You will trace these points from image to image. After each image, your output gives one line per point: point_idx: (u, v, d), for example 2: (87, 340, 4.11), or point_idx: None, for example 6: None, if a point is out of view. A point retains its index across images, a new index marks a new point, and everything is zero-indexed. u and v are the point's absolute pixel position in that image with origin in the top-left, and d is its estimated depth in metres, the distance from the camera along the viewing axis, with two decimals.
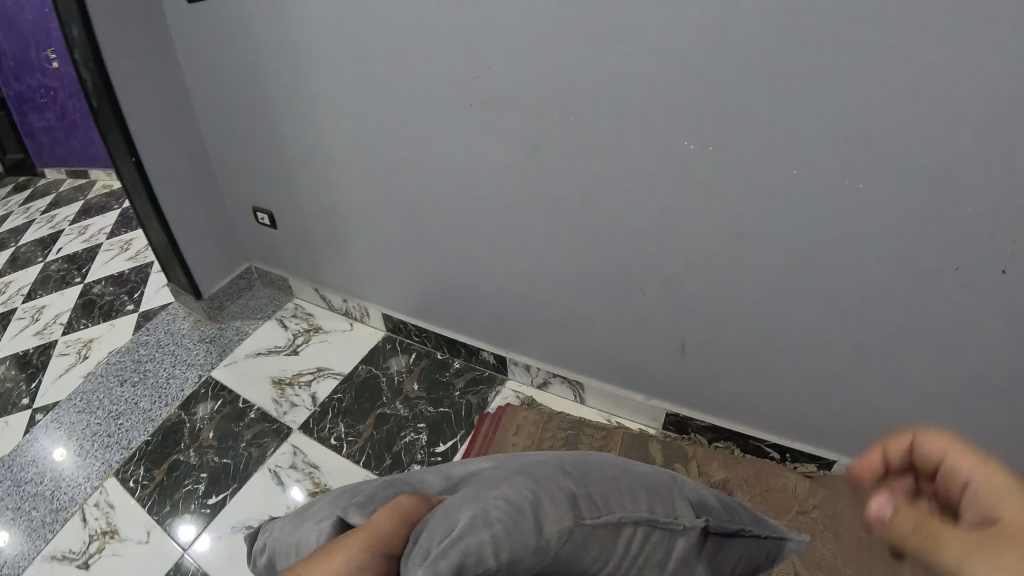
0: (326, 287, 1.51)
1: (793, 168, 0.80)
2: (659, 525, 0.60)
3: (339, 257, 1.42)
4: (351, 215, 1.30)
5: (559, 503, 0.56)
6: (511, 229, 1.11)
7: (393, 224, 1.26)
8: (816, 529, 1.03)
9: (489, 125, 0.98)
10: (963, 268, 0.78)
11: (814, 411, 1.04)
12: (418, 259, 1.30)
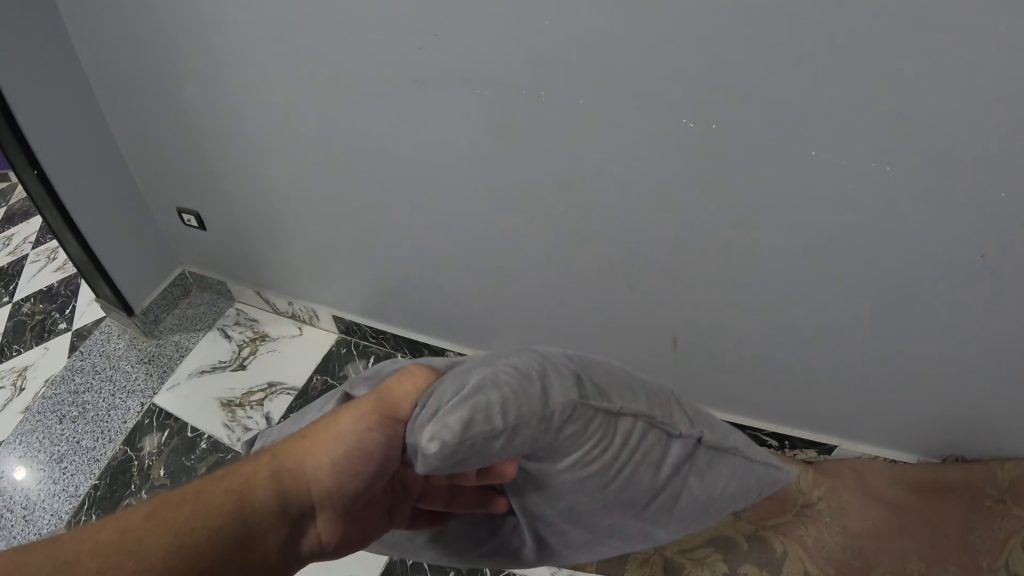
0: (267, 290, 1.38)
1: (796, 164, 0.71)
2: (657, 425, 0.63)
3: (282, 260, 1.29)
4: (295, 219, 1.18)
5: (565, 379, 0.59)
6: (475, 232, 1.01)
7: (340, 229, 1.15)
8: (822, 523, 0.96)
9: (445, 113, 0.85)
10: (987, 252, 0.71)
11: (815, 397, 0.98)
12: (370, 262, 1.18)
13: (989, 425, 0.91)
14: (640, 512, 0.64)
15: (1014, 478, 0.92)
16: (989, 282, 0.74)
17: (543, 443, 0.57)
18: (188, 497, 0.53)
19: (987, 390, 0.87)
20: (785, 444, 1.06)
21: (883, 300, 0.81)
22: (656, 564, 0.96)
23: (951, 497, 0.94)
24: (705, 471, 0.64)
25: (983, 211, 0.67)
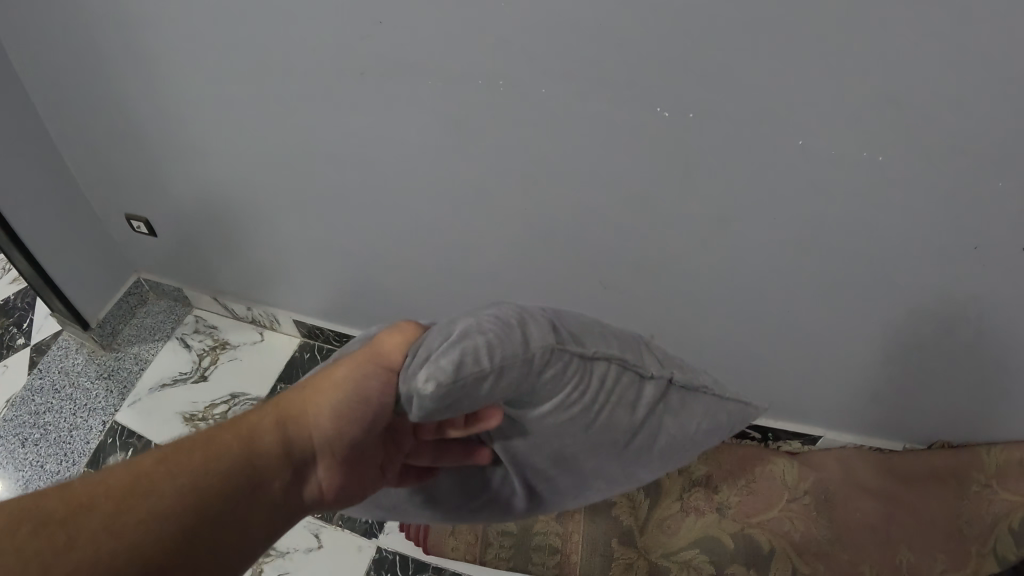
0: (226, 296, 1.32)
1: (795, 188, 0.65)
2: (631, 367, 0.58)
3: (242, 267, 1.19)
4: (244, 229, 1.09)
5: (542, 326, 0.55)
6: (429, 249, 0.95)
7: (291, 241, 1.07)
8: (811, 518, 0.93)
9: (391, 108, 0.74)
10: (983, 245, 0.64)
11: (808, 393, 0.93)
12: (328, 268, 1.10)
13: (981, 427, 0.89)
14: (620, 456, 0.60)
15: (1001, 464, 0.90)
16: (987, 303, 0.71)
17: (523, 386, 0.54)
18: (182, 451, 0.46)
19: (987, 397, 0.84)
20: (768, 436, 1.02)
21: (874, 317, 0.77)
22: (642, 569, 0.93)
23: (938, 485, 0.92)
24: (680, 415, 0.60)
25: (984, 210, 0.61)
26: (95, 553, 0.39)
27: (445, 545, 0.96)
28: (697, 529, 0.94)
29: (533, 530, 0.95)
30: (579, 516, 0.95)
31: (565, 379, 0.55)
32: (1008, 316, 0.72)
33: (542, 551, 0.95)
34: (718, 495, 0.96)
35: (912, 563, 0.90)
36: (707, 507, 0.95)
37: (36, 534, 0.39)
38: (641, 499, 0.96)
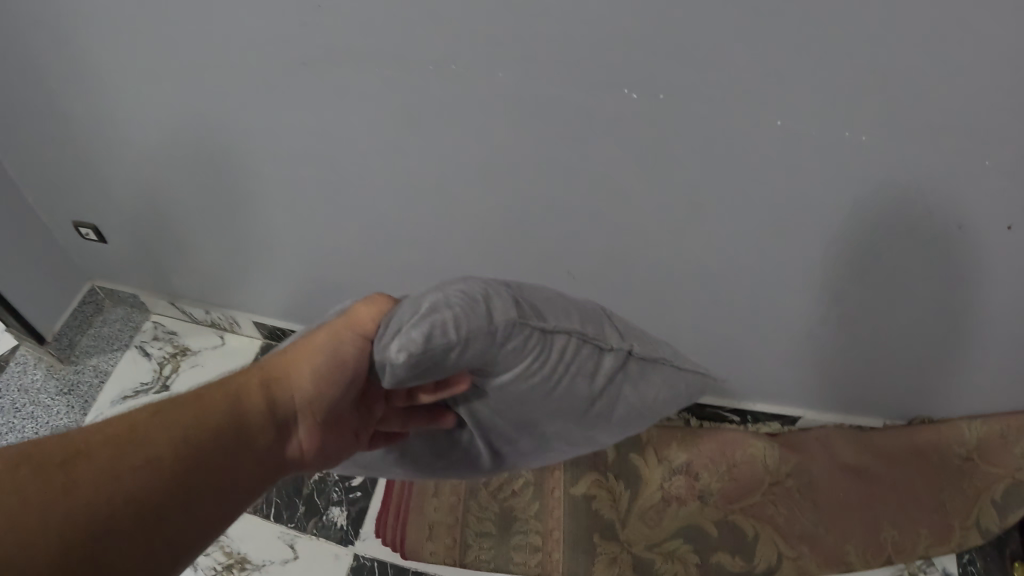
0: (181, 299, 1.23)
1: (782, 173, 0.61)
2: (590, 341, 0.57)
3: (194, 273, 1.12)
4: (194, 233, 1.02)
5: (507, 299, 0.55)
6: (382, 250, 0.91)
7: (243, 246, 1.01)
8: (793, 502, 0.92)
9: (339, 98, 0.69)
10: (963, 218, 0.62)
11: (796, 377, 0.88)
12: (282, 271, 1.04)
13: (961, 404, 0.88)
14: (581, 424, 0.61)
15: (981, 439, 0.88)
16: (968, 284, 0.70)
17: (486, 358, 0.54)
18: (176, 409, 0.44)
19: (973, 375, 0.83)
20: (748, 418, 0.98)
21: (857, 301, 0.75)
22: (626, 563, 0.91)
23: (920, 460, 0.91)
24: (639, 386, 0.59)
25: (967, 181, 0.58)
26: (96, 503, 0.38)
27: (422, 551, 0.93)
28: (680, 519, 0.93)
29: (513, 530, 0.95)
30: (558, 512, 0.96)
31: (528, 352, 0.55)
32: (989, 295, 0.71)
33: (523, 551, 0.93)
34: (699, 483, 0.95)
35: (896, 541, 0.89)
36: (689, 496, 0.94)
37: (33, 477, 0.37)
38: (622, 492, 0.96)
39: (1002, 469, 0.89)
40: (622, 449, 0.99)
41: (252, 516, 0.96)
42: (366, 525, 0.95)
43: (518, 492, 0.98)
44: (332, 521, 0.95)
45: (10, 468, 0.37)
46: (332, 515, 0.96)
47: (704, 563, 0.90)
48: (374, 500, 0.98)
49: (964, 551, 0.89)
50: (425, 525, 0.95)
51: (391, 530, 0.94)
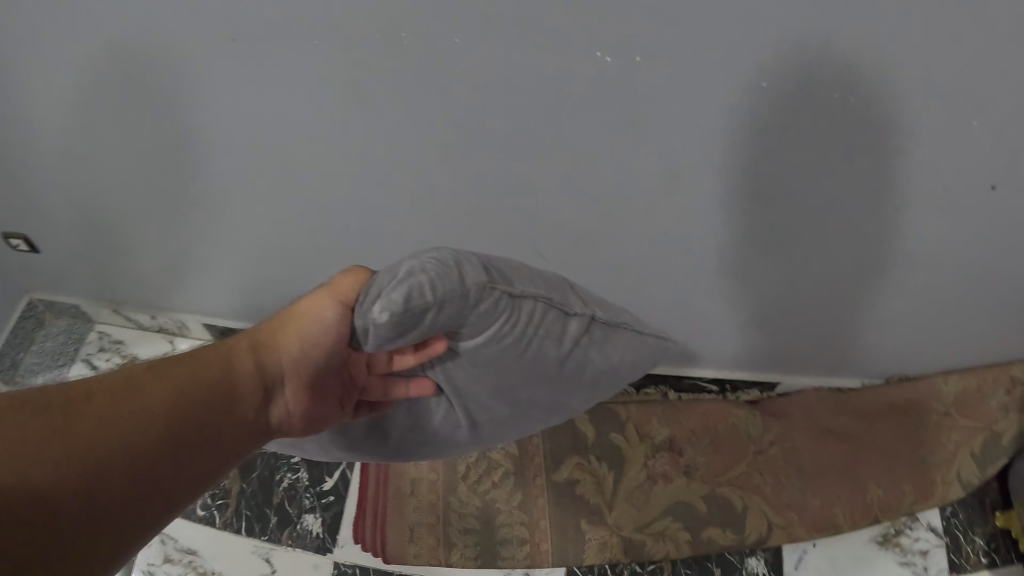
0: (124, 304, 1.12)
1: (784, 150, 0.60)
2: (553, 304, 0.62)
3: (137, 280, 1.03)
4: (134, 238, 0.93)
5: (477, 264, 0.57)
6: (346, 245, 0.86)
7: (191, 250, 0.94)
8: (779, 469, 0.91)
9: (298, 80, 0.62)
10: (978, 164, 0.59)
11: (776, 339, 0.88)
12: (233, 272, 0.97)
13: (936, 359, 0.90)
14: (546, 382, 0.65)
15: (956, 392, 0.90)
16: (956, 249, 0.70)
17: (460, 320, 0.56)
18: (163, 368, 0.48)
19: (952, 330, 0.84)
20: (728, 387, 0.98)
21: (843, 270, 0.74)
22: (616, 546, 0.90)
23: (898, 418, 0.91)
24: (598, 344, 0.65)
25: (971, 148, 0.57)
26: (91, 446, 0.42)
27: (405, 554, 0.89)
28: (668, 496, 0.92)
29: (498, 524, 0.92)
30: (542, 500, 0.93)
31: (496, 314, 0.58)
32: (974, 259, 0.72)
33: (510, 544, 0.91)
34: (684, 458, 0.94)
35: (881, 499, 0.89)
36: (674, 471, 0.93)
37: (33, 419, 0.41)
38: (605, 474, 0.94)
39: (979, 420, 0.90)
40: (603, 429, 0.96)
41: (222, 533, 0.91)
42: (343, 530, 0.91)
43: (498, 483, 0.94)
44: (308, 530, 0.91)
45: (15, 410, 0.42)
46: (306, 523, 0.91)
47: (695, 539, 0.90)
48: (349, 503, 0.93)
49: (946, 505, 0.90)
50: (405, 526, 0.91)
51: (368, 535, 0.90)
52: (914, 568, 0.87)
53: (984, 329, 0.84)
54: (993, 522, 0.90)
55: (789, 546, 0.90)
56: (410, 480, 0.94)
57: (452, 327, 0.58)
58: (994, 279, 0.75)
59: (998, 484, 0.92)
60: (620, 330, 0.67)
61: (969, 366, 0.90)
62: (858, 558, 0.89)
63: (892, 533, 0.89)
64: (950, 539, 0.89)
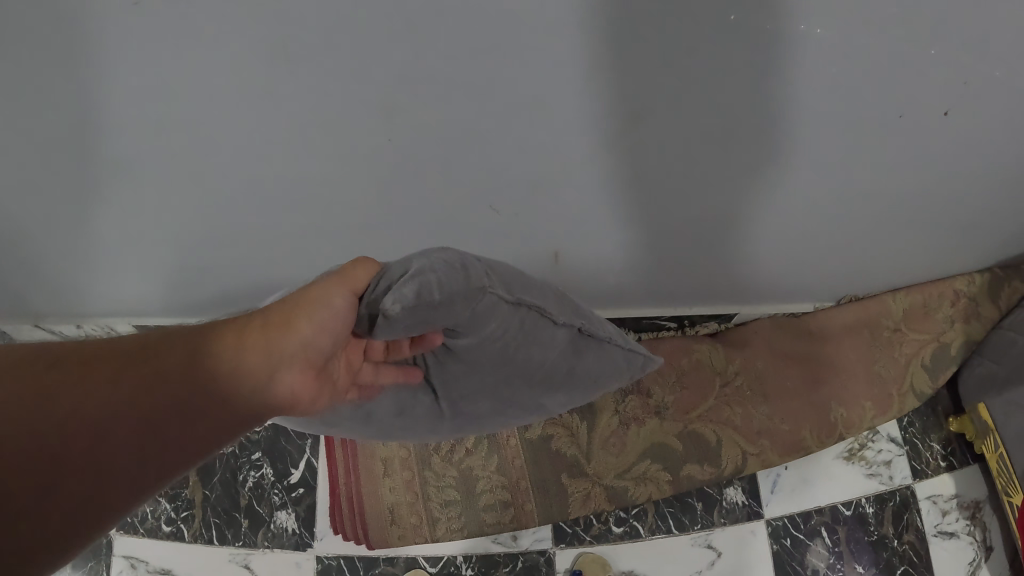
0: (45, 317, 1.05)
1: (767, 79, 0.65)
2: (547, 318, 0.62)
3: (59, 289, 0.96)
4: (56, 237, 0.84)
5: (485, 270, 0.55)
6: (301, 208, 0.82)
7: (119, 242, 0.85)
8: (746, 399, 0.95)
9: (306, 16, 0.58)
10: (972, 79, 0.66)
11: (745, 271, 0.91)
12: (169, 258, 0.89)
13: (891, 276, 0.93)
14: (529, 385, 0.66)
15: (905, 308, 0.95)
16: (929, 153, 0.75)
17: (462, 320, 0.54)
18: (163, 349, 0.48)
19: (915, 242, 0.88)
20: (686, 324, 1.00)
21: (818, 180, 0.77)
22: (600, 495, 0.91)
23: (851, 336, 0.96)
24: (574, 355, 0.67)
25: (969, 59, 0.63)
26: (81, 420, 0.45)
27: (390, 538, 0.89)
28: (643, 440, 0.93)
29: (478, 491, 0.91)
30: (519, 460, 0.92)
31: (495, 316, 0.57)
32: (942, 162, 0.76)
33: (494, 510, 0.90)
34: (654, 399, 0.94)
35: (844, 417, 0.96)
36: (646, 413, 0.94)
37: (34, 384, 0.45)
38: (579, 425, 0.93)
39: (927, 334, 0.96)
40: None
41: (194, 545, 0.93)
42: (319, 521, 0.94)
43: (472, 450, 0.92)
44: (282, 528, 0.93)
45: (24, 372, 0.45)
46: (280, 521, 0.94)
47: (674, 478, 0.92)
48: (320, 493, 0.95)
49: (903, 417, 0.99)
50: (384, 509, 0.89)
51: (352, 525, 0.89)
52: (880, 478, 0.97)
53: (944, 240, 0.88)
54: (947, 426, 1.00)
55: (764, 472, 0.97)
56: (382, 464, 0.91)
57: (455, 323, 0.55)
58: (955, 188, 0.80)
59: (949, 392, 1.01)
60: (599, 344, 0.69)
61: (924, 292, 0.95)
62: (827, 475, 0.97)
63: (857, 446, 0.98)
64: (909, 447, 0.99)
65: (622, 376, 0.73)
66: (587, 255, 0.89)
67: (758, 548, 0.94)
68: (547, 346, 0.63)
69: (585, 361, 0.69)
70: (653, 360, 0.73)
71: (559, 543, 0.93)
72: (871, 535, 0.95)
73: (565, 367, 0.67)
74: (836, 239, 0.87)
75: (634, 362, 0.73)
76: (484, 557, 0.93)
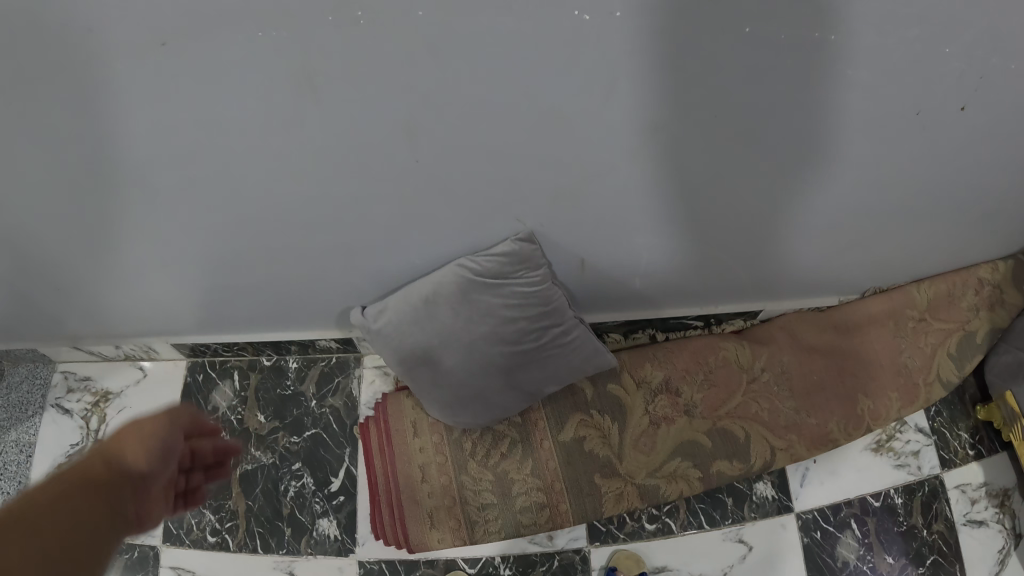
0: (85, 341, 1.11)
1: (818, 114, 0.67)
2: (559, 319, 0.89)
3: (105, 312, 1.01)
4: (103, 274, 0.90)
5: (545, 310, 0.87)
6: (342, 250, 0.86)
7: (178, 276, 0.91)
8: (772, 394, 1.00)
9: (388, 73, 0.60)
10: (969, 105, 0.68)
11: (780, 270, 0.92)
12: (216, 288, 0.94)
13: (915, 275, 0.97)
14: (528, 369, 0.92)
15: (930, 298, 0.97)
16: (964, 162, 0.76)
17: (528, 299, 0.85)
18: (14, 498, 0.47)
19: (942, 242, 0.90)
20: (712, 321, 1.03)
21: (851, 194, 0.79)
22: (632, 494, 0.98)
23: (877, 327, 1.00)
24: (568, 353, 0.93)
25: (985, 91, 0.66)
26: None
27: (430, 541, 0.97)
28: (672, 438, 0.99)
29: (515, 493, 0.97)
30: (553, 462, 0.98)
31: (537, 304, 0.86)
32: (978, 173, 0.78)
33: (530, 511, 0.97)
34: (682, 398, 1.00)
35: (870, 409, 1.00)
36: (675, 413, 0.99)
37: None
38: (610, 426, 0.99)
39: (954, 323, 0.99)
40: (600, 383, 1.00)
41: (239, 553, 1.04)
42: (360, 528, 1.04)
43: (507, 454, 0.98)
44: (325, 534, 1.04)
45: None
46: (322, 527, 1.05)
47: (705, 474, 0.98)
48: (359, 499, 1.06)
49: (931, 407, 1.04)
50: (423, 513, 0.97)
51: (393, 529, 0.97)
52: (908, 468, 1.02)
53: (967, 245, 0.92)
54: (974, 415, 1.04)
55: (792, 466, 1.02)
56: (422, 464, 0.98)
57: (509, 282, 0.83)
58: (987, 198, 0.82)
59: (976, 380, 1.06)
60: (597, 360, 0.95)
61: (947, 285, 0.97)
62: (855, 466, 1.02)
63: (885, 438, 1.03)
64: (937, 437, 1.03)
65: (593, 366, 0.96)
66: (595, 271, 0.90)
67: (788, 539, 0.99)
68: (566, 334, 0.91)
69: (569, 359, 0.93)
70: (612, 358, 0.96)
71: (593, 541, 1.00)
72: (900, 526, 1.00)
73: (563, 358, 0.93)
74: (865, 246, 0.89)
75: (596, 362, 0.96)
76: (521, 557, 1.00)
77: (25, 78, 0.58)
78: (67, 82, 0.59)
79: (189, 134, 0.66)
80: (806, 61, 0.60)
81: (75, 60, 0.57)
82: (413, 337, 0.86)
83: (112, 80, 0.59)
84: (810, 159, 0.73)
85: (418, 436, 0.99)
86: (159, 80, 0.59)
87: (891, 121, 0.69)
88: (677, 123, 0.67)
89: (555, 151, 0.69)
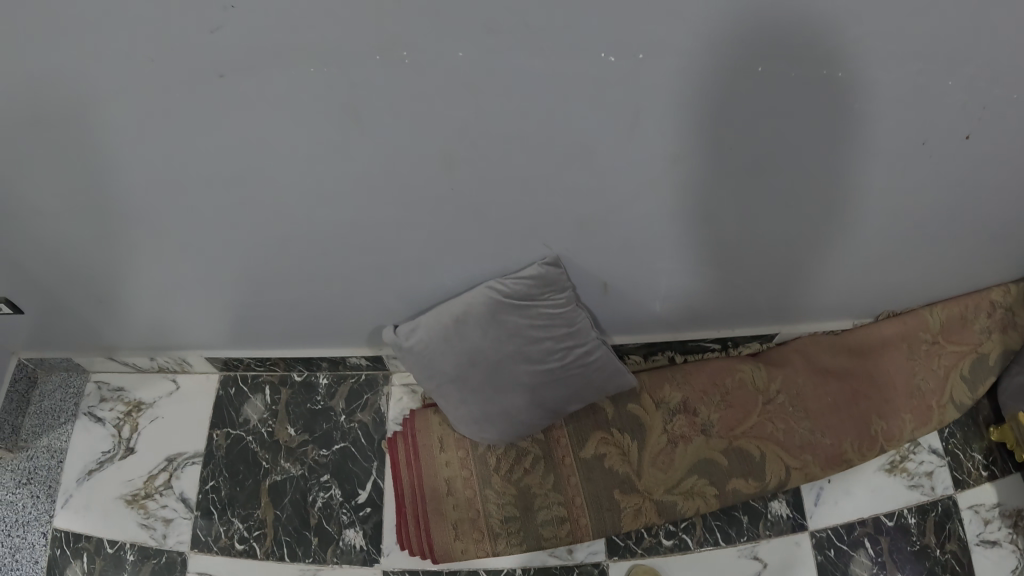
0: (121, 351, 1.15)
1: (829, 145, 0.70)
2: (580, 338, 0.92)
3: (142, 324, 1.06)
4: (143, 287, 0.94)
5: (568, 329, 0.90)
6: (375, 272, 0.89)
7: (216, 293, 0.95)
8: (788, 415, 1.03)
9: (421, 106, 0.63)
10: (973, 134, 0.70)
11: (795, 295, 0.95)
12: (252, 305, 0.98)
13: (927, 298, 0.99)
14: (551, 388, 0.95)
15: (942, 321, 1.01)
16: (972, 190, 0.79)
17: (553, 319, 0.89)
18: None
19: (954, 267, 0.93)
20: (729, 344, 1.06)
21: (864, 221, 0.82)
22: (649, 510, 1.00)
23: (890, 350, 1.03)
24: (589, 372, 0.96)
25: (991, 120, 0.68)
26: None
27: (453, 551, 0.99)
28: (689, 456, 1.02)
29: (537, 507, 1.01)
30: (574, 478, 1.01)
31: (561, 324, 0.90)
32: (987, 199, 0.80)
33: (551, 525, 1.00)
34: (700, 417, 1.03)
35: (884, 430, 1.02)
36: (693, 432, 1.03)
37: None
38: (630, 444, 1.02)
39: (966, 345, 1.02)
40: (620, 402, 1.04)
41: (267, 561, 1.08)
42: (385, 539, 1.08)
43: (529, 470, 1.02)
44: (350, 544, 1.08)
45: None
46: (348, 537, 1.08)
47: (721, 492, 1.00)
48: (385, 511, 1.10)
49: (944, 428, 1.07)
50: (448, 524, 1.00)
51: (417, 539, 1.00)
52: (921, 489, 1.04)
53: (977, 268, 0.94)
54: (988, 436, 1.07)
55: (807, 486, 1.05)
56: (447, 478, 1.01)
57: (535, 303, 0.86)
58: (994, 224, 0.85)
59: (989, 402, 1.08)
60: (617, 379, 0.99)
61: (955, 310, 1.01)
62: (869, 486, 1.05)
63: (898, 459, 1.06)
64: (950, 458, 1.06)
65: (612, 385, 0.99)
66: (616, 295, 0.93)
67: (802, 557, 1.01)
68: (588, 354, 0.94)
69: (589, 377, 0.96)
70: (630, 377, 0.99)
71: (612, 555, 1.03)
72: (913, 545, 1.02)
73: (584, 377, 0.96)
74: (878, 272, 0.92)
75: (616, 380, 0.99)
76: (542, 570, 1.03)
77: (86, 104, 0.62)
78: (123, 109, 0.63)
79: (232, 160, 0.70)
80: (818, 97, 0.63)
81: (134, 91, 0.61)
82: (442, 355, 0.90)
83: (167, 111, 0.63)
84: (825, 190, 0.76)
85: (444, 451, 1.02)
86: (208, 110, 0.63)
87: (901, 151, 0.71)
88: (695, 156, 0.70)
89: (579, 182, 0.73)
